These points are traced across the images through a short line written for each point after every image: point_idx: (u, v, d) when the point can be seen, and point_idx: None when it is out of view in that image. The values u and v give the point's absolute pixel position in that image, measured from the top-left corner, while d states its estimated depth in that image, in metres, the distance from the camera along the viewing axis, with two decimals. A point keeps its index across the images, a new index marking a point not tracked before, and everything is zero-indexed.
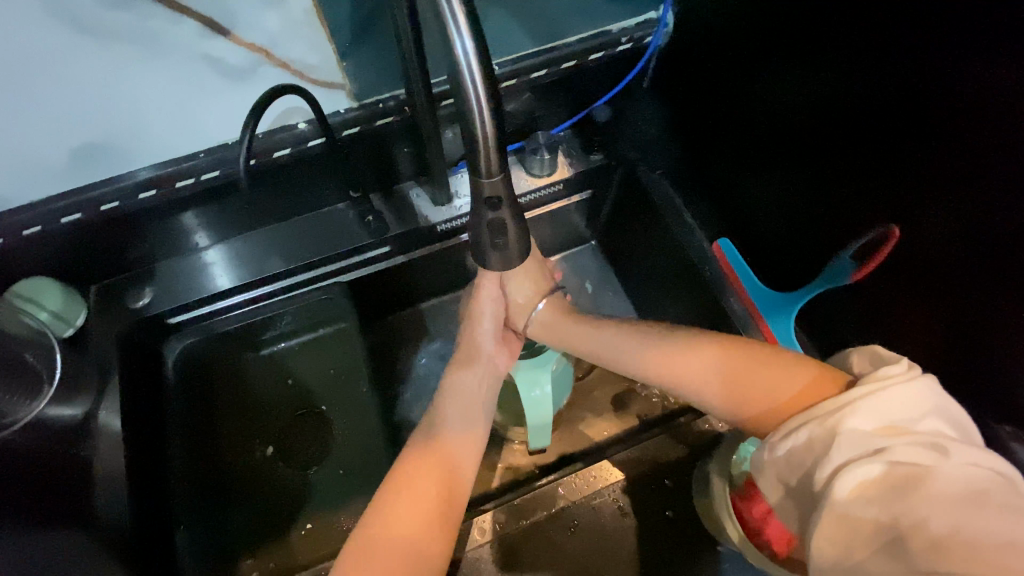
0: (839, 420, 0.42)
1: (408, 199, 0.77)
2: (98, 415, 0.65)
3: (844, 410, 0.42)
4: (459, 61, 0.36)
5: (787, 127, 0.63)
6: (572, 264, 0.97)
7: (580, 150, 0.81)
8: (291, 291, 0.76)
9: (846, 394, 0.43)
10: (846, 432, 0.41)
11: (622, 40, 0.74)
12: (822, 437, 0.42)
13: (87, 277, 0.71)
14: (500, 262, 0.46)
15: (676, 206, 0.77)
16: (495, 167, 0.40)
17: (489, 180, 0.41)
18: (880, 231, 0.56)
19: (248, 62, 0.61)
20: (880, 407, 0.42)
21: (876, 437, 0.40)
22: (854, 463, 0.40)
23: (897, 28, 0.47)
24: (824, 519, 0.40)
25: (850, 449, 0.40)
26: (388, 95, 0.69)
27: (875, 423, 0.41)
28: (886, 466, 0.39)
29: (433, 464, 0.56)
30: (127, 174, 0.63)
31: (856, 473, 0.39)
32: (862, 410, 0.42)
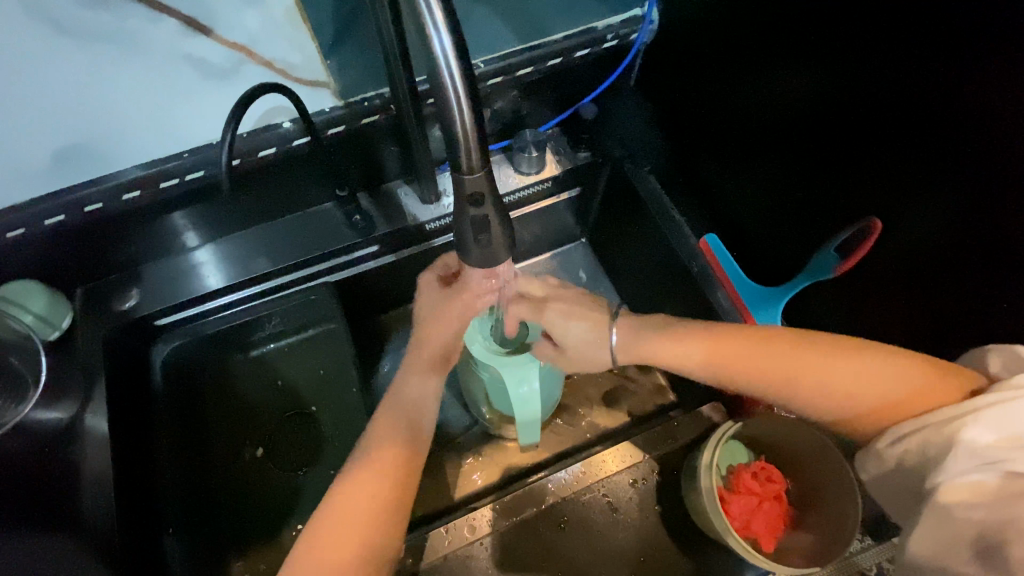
0: (957, 429, 0.44)
1: (396, 198, 0.78)
2: (84, 418, 0.64)
3: (965, 419, 0.44)
4: (437, 56, 0.36)
5: (773, 123, 0.63)
6: (562, 262, 0.97)
7: (568, 148, 0.81)
8: (281, 291, 0.77)
9: (970, 401, 0.44)
10: (962, 442, 0.43)
11: (608, 37, 0.74)
12: (937, 442, 0.45)
13: (72, 280, 0.70)
14: (483, 258, 0.45)
15: (663, 203, 0.78)
16: (477, 163, 0.40)
17: (471, 176, 0.41)
18: (863, 226, 0.57)
19: (230, 61, 0.62)
20: (1007, 418, 0.42)
21: (998, 449, 0.41)
22: (966, 470, 0.42)
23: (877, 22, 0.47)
24: (925, 517, 0.43)
25: (964, 458, 0.42)
26: (374, 95, 0.65)
27: (999, 434, 0.42)
28: (1003, 477, 0.40)
29: (382, 470, 0.56)
30: (114, 174, 0.59)
31: (966, 481, 0.42)
32: (985, 420, 0.43)
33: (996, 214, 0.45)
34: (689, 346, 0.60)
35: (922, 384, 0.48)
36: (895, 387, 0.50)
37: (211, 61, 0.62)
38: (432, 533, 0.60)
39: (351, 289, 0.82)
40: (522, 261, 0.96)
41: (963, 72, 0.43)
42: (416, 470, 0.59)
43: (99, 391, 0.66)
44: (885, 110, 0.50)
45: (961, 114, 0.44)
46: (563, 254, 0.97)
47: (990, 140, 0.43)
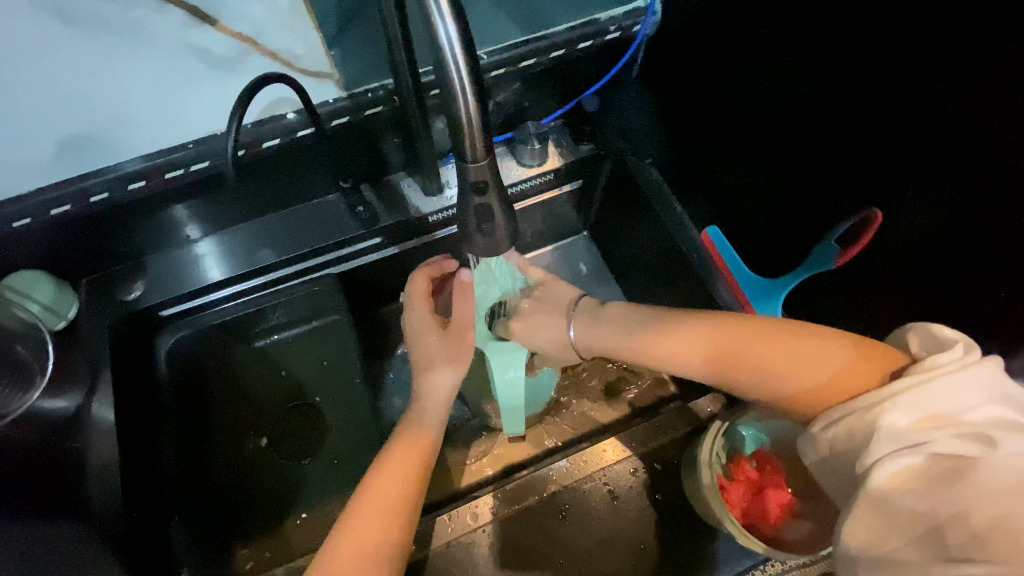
0: (877, 414, 0.42)
1: (399, 190, 0.78)
2: (90, 407, 0.65)
3: (885, 403, 0.42)
4: (443, 47, 0.36)
5: (774, 115, 0.63)
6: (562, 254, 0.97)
7: (570, 140, 0.82)
8: (281, 282, 0.77)
9: (890, 386, 0.42)
10: (884, 426, 0.41)
11: (611, 29, 0.74)
12: (861, 428, 0.42)
13: (77, 271, 0.71)
14: (487, 247, 0.45)
15: (664, 195, 0.78)
16: (480, 152, 0.40)
17: (474, 164, 0.41)
18: (863, 215, 0.57)
19: (233, 51, 0.63)
20: (923, 398, 0.41)
21: (915, 432, 0.40)
22: (895, 457, 0.40)
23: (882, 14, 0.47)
24: (861, 508, 0.41)
25: (889, 442, 0.41)
26: (377, 86, 0.66)
27: (917, 415, 0.40)
28: (930, 458, 0.39)
29: (409, 462, 0.58)
30: (115, 166, 0.60)
31: (898, 467, 0.40)
32: (905, 403, 0.41)
33: (994, 206, 0.45)
34: (623, 337, 0.61)
35: (850, 362, 0.46)
36: (824, 367, 0.47)
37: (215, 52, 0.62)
38: (437, 520, 0.60)
39: (353, 281, 0.82)
40: (523, 253, 0.97)
41: (964, 63, 0.43)
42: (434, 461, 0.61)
43: (104, 381, 0.67)
44: (886, 101, 0.50)
45: (963, 106, 0.44)
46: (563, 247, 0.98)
47: (990, 131, 0.43)
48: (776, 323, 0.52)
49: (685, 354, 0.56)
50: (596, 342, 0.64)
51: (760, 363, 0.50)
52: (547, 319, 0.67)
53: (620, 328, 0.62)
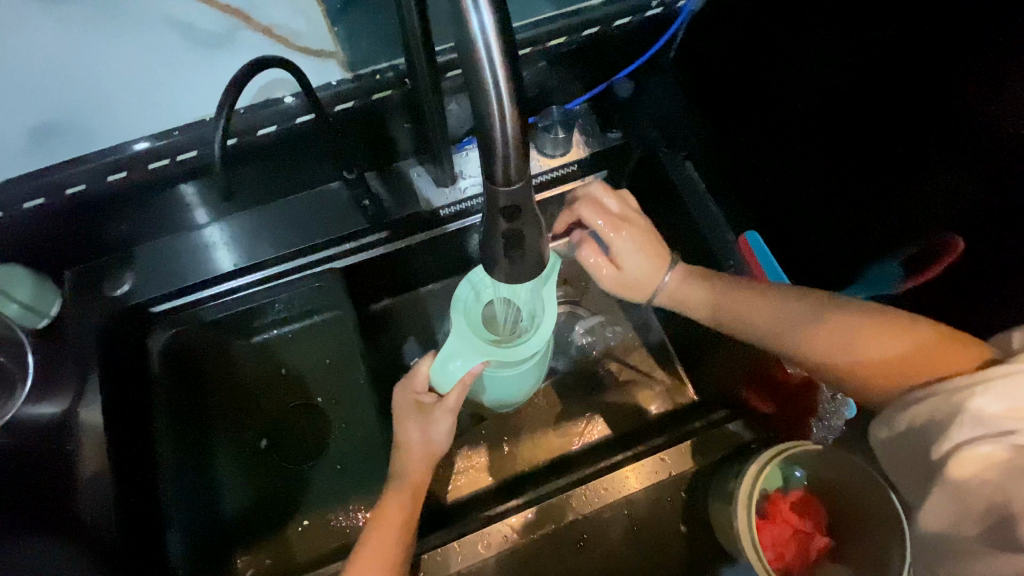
0: (965, 398, 0.41)
1: (408, 179, 0.71)
2: (78, 414, 0.61)
3: (974, 389, 0.41)
4: (476, 38, 0.30)
5: (829, 114, 0.56)
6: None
7: (596, 127, 0.74)
8: (282, 276, 0.71)
9: (983, 371, 0.41)
10: (970, 410, 0.41)
11: (652, 4, 0.66)
12: (944, 410, 0.42)
13: (60, 262, 0.65)
14: (506, 274, 0.39)
15: (698, 192, 0.71)
16: (515, 174, 0.34)
17: (507, 188, 0.34)
18: (941, 242, 0.49)
19: (224, 28, 0.53)
20: (1019, 387, 0.39)
21: (1002, 420, 0.39)
22: (977, 443, 0.40)
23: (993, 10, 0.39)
24: (938, 489, 0.41)
25: (974, 427, 0.40)
26: (387, 67, 0.58)
27: (1008, 404, 0.39)
28: (1017, 448, 0.38)
29: (399, 497, 0.57)
30: (99, 154, 0.53)
31: (977, 450, 0.40)
32: (997, 390, 0.40)
33: None
34: (695, 291, 0.63)
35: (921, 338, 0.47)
36: (896, 345, 0.48)
37: (201, 28, 0.53)
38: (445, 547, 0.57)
39: (358, 275, 0.76)
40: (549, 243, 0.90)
41: None
42: (426, 482, 0.59)
43: (92, 385, 0.62)
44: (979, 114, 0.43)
45: None
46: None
47: None
48: (852, 301, 0.53)
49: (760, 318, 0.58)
50: (691, 299, 0.63)
51: (841, 329, 0.52)
52: (650, 254, 0.63)
53: (705, 283, 0.63)
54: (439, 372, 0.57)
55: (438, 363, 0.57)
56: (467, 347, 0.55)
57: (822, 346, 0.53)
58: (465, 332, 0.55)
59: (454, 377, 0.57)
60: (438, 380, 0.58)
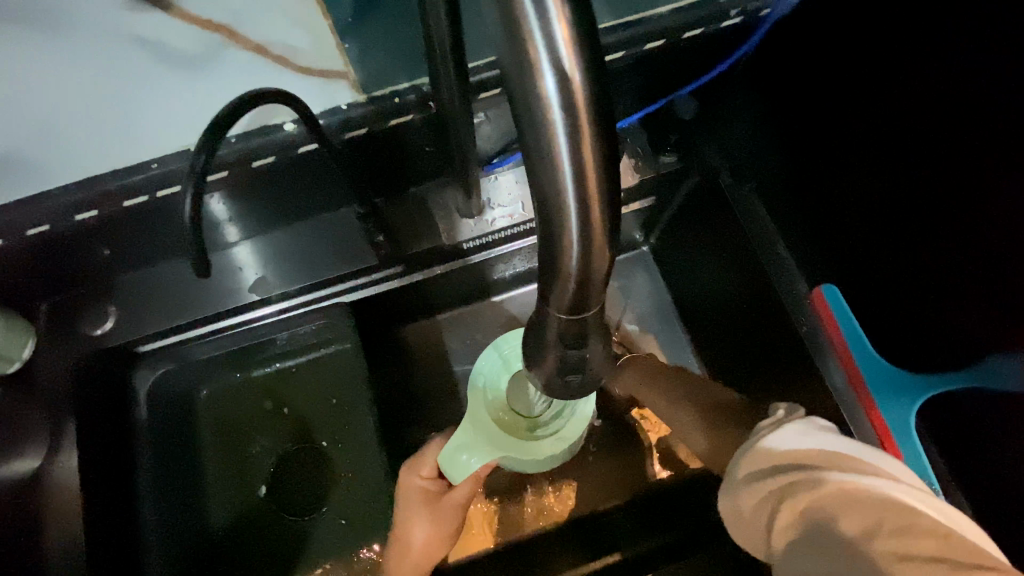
0: (737, 469, 0.41)
1: (428, 209, 0.62)
2: (53, 471, 0.54)
3: (755, 446, 0.41)
4: (549, 111, 0.23)
5: (945, 160, 0.46)
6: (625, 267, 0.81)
7: (647, 151, 0.64)
8: (281, 314, 0.63)
9: (754, 432, 0.42)
10: (741, 480, 0.40)
11: (731, 13, 0.53)
12: (754, 470, 0.39)
13: (33, 295, 0.57)
14: (545, 385, 0.32)
15: (767, 234, 0.61)
16: (573, 300, 0.27)
17: (563, 316, 0.28)
18: None
19: (204, 47, 0.43)
20: (772, 448, 0.39)
21: (765, 481, 0.38)
22: (762, 475, 0.39)
23: None
24: None
25: (755, 463, 0.40)
26: (407, 87, 0.47)
27: (768, 460, 0.39)
28: (827, 480, 0.35)
29: None
30: (59, 191, 0.43)
31: (759, 480, 0.39)
32: (771, 442, 0.40)
33: None
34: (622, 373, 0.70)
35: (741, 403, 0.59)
36: None
37: (176, 48, 0.43)
38: None
39: (370, 311, 0.68)
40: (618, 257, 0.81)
41: None
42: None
43: (68, 433, 0.55)
44: None
45: None
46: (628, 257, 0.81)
47: None
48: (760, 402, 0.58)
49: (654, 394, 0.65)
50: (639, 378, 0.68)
51: None
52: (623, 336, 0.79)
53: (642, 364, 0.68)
54: (451, 464, 0.49)
55: (446, 456, 0.49)
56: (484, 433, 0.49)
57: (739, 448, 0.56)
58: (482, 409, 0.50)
59: (467, 470, 0.49)
60: (448, 471, 0.50)
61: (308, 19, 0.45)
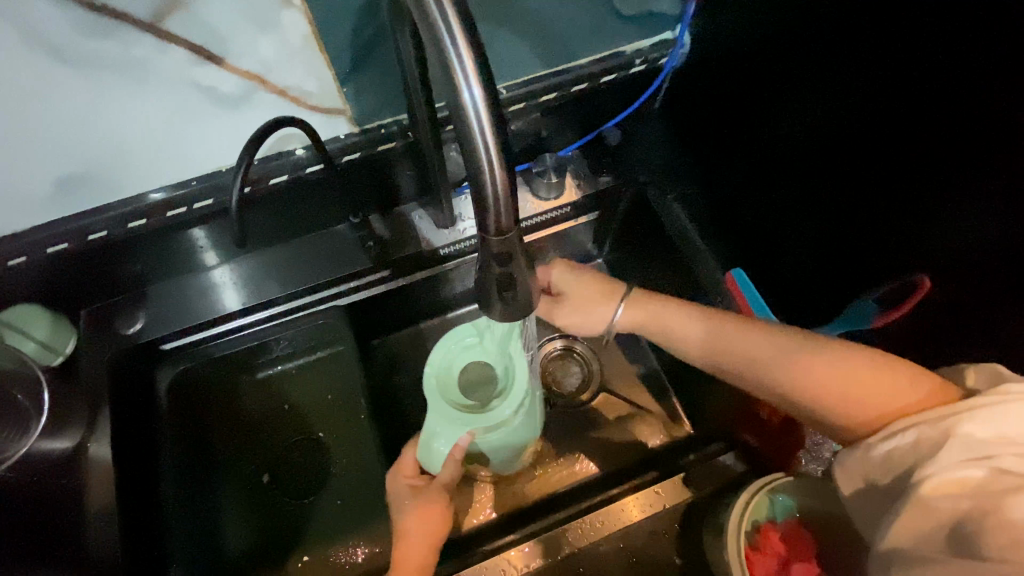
0: (951, 425, 0.45)
1: (410, 223, 0.75)
2: (88, 447, 0.63)
3: (959, 417, 0.45)
4: (466, 109, 0.34)
5: (804, 158, 0.61)
6: (574, 308, 0.70)
7: (588, 171, 0.78)
8: (286, 316, 0.74)
9: (968, 401, 0.45)
10: (958, 436, 0.45)
11: (636, 62, 0.71)
12: (929, 439, 0.46)
13: (77, 302, 0.68)
14: (503, 315, 0.42)
15: (688, 232, 0.74)
16: (507, 222, 0.37)
17: (500, 236, 0.38)
18: (911, 281, 0.53)
19: (242, 90, 0.56)
20: (1000, 419, 0.44)
21: (985, 445, 0.44)
22: (977, 442, 0.44)
23: (919, 81, 0.47)
24: (910, 509, 0.45)
25: (975, 425, 0.44)
26: (391, 121, 0.62)
27: (992, 430, 0.44)
28: (990, 473, 0.43)
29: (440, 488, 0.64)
30: (129, 200, 0.56)
31: (970, 443, 0.44)
32: (980, 419, 0.44)
33: None
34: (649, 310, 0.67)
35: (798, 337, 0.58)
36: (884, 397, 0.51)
37: (222, 91, 0.56)
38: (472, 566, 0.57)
39: (363, 314, 0.79)
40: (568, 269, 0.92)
41: None
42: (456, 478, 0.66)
43: (104, 415, 0.65)
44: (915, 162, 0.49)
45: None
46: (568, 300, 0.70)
47: None
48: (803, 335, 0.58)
49: (682, 336, 0.65)
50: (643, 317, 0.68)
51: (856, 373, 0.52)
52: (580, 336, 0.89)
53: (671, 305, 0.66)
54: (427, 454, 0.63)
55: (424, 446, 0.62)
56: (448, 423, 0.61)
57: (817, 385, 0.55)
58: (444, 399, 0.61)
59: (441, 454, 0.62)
60: (425, 459, 0.64)
61: (317, 69, 0.58)
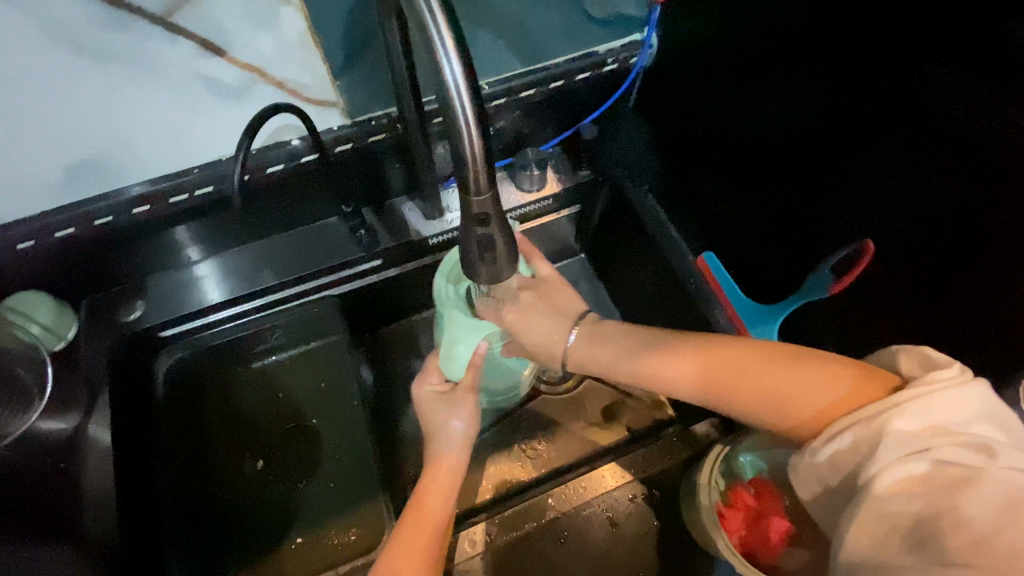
0: (883, 422, 0.42)
1: (400, 215, 0.79)
2: (88, 428, 0.65)
3: (889, 412, 0.42)
4: (447, 83, 0.38)
5: (766, 145, 0.66)
6: (522, 319, 0.60)
7: (568, 166, 0.83)
8: (282, 303, 0.77)
9: (893, 396, 0.42)
10: (892, 433, 0.41)
11: (609, 61, 0.77)
12: (867, 438, 0.42)
13: (79, 291, 0.71)
14: (487, 275, 0.47)
15: (660, 221, 0.79)
16: (484, 185, 0.41)
17: (478, 198, 0.42)
18: (856, 247, 0.59)
19: (242, 82, 0.62)
20: (929, 409, 0.41)
21: (920, 439, 0.40)
22: (911, 435, 0.40)
23: (855, 65, 0.52)
24: (863, 514, 0.40)
25: (906, 419, 0.41)
26: (381, 113, 0.66)
27: (923, 423, 0.41)
28: (932, 467, 0.39)
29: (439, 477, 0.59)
30: (119, 190, 0.59)
31: (908, 438, 0.40)
32: (911, 413, 0.41)
33: (974, 233, 0.47)
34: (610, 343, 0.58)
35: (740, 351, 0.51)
36: (825, 395, 0.46)
37: (224, 82, 0.61)
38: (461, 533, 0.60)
39: (355, 303, 0.82)
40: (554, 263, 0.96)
41: (952, 105, 0.45)
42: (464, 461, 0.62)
43: (102, 399, 0.66)
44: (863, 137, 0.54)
45: (953, 140, 0.46)
46: (518, 306, 0.60)
47: (978, 168, 0.45)
48: (747, 346, 0.51)
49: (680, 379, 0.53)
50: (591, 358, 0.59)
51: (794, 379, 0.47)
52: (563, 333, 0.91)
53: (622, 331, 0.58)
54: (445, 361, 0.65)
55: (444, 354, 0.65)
56: (465, 329, 0.63)
57: (760, 399, 0.49)
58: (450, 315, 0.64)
59: (458, 362, 0.65)
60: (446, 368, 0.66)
61: (311, 64, 0.64)
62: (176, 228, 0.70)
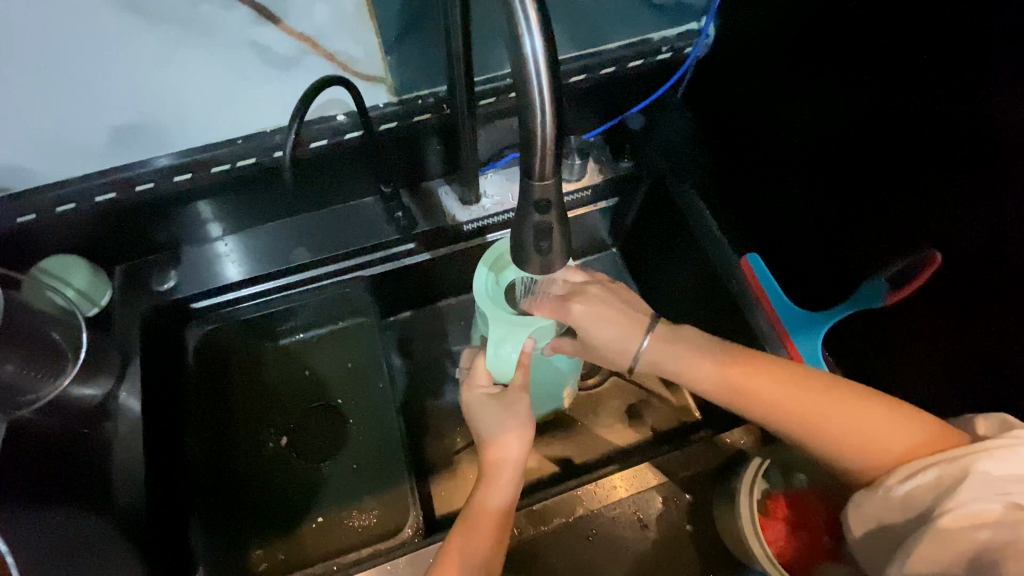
0: (969, 462, 0.44)
1: (436, 197, 0.78)
2: (119, 395, 0.65)
3: (977, 455, 0.44)
4: (526, 58, 0.36)
5: (821, 144, 0.64)
6: (593, 314, 0.58)
7: (609, 157, 0.81)
8: (313, 282, 0.75)
9: (981, 440, 0.45)
10: (977, 473, 0.43)
11: (663, 49, 0.75)
12: (950, 475, 0.45)
13: (113, 257, 0.71)
14: (539, 265, 0.44)
15: (704, 218, 0.77)
16: (549, 170, 0.39)
17: (541, 182, 0.40)
18: (921, 257, 0.55)
19: (294, 51, 0.59)
20: (1015, 459, 0.43)
21: (1003, 483, 0.43)
22: (989, 478, 0.43)
23: (933, 65, 0.49)
24: (925, 543, 0.43)
25: (989, 467, 0.43)
26: (429, 93, 0.69)
27: (1007, 469, 0.43)
28: (1006, 508, 0.42)
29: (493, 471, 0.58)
30: (146, 162, 0.63)
31: (986, 478, 0.43)
32: (998, 457, 0.43)
33: None
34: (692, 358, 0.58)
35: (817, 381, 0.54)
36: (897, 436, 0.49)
37: (276, 51, 0.58)
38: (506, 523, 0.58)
39: (386, 285, 0.81)
40: (586, 255, 0.94)
41: None
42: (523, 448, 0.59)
43: (133, 367, 0.66)
44: (933, 144, 0.51)
45: None
46: (589, 300, 0.59)
47: None
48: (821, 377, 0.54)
49: (700, 382, 0.57)
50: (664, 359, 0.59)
51: (864, 419, 0.51)
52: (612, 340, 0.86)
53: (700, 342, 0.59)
54: (495, 363, 0.63)
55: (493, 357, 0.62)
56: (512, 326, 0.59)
57: (835, 432, 0.51)
58: (499, 319, 0.59)
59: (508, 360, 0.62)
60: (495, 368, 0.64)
61: (364, 37, 0.60)
62: (193, 204, 0.68)
